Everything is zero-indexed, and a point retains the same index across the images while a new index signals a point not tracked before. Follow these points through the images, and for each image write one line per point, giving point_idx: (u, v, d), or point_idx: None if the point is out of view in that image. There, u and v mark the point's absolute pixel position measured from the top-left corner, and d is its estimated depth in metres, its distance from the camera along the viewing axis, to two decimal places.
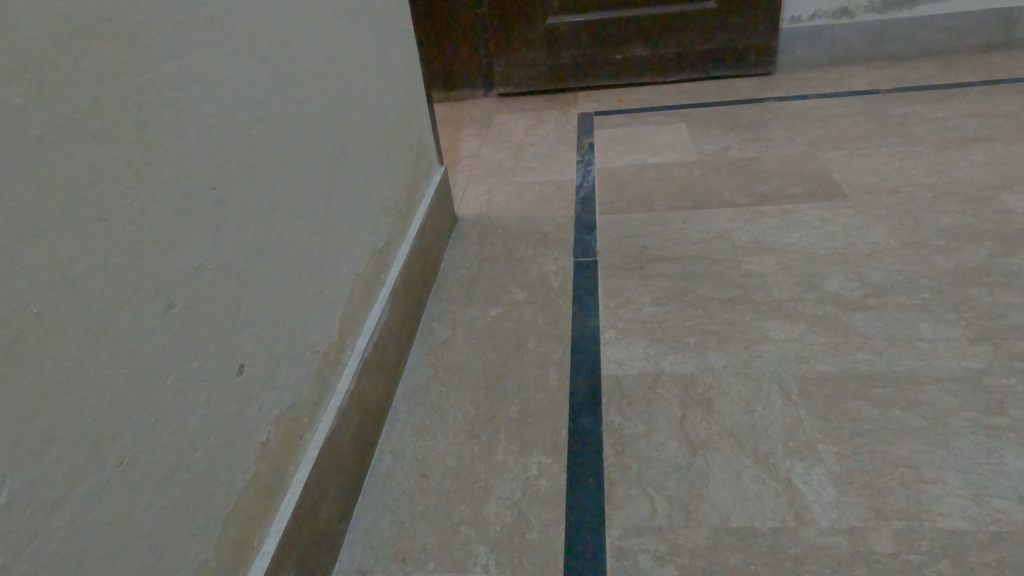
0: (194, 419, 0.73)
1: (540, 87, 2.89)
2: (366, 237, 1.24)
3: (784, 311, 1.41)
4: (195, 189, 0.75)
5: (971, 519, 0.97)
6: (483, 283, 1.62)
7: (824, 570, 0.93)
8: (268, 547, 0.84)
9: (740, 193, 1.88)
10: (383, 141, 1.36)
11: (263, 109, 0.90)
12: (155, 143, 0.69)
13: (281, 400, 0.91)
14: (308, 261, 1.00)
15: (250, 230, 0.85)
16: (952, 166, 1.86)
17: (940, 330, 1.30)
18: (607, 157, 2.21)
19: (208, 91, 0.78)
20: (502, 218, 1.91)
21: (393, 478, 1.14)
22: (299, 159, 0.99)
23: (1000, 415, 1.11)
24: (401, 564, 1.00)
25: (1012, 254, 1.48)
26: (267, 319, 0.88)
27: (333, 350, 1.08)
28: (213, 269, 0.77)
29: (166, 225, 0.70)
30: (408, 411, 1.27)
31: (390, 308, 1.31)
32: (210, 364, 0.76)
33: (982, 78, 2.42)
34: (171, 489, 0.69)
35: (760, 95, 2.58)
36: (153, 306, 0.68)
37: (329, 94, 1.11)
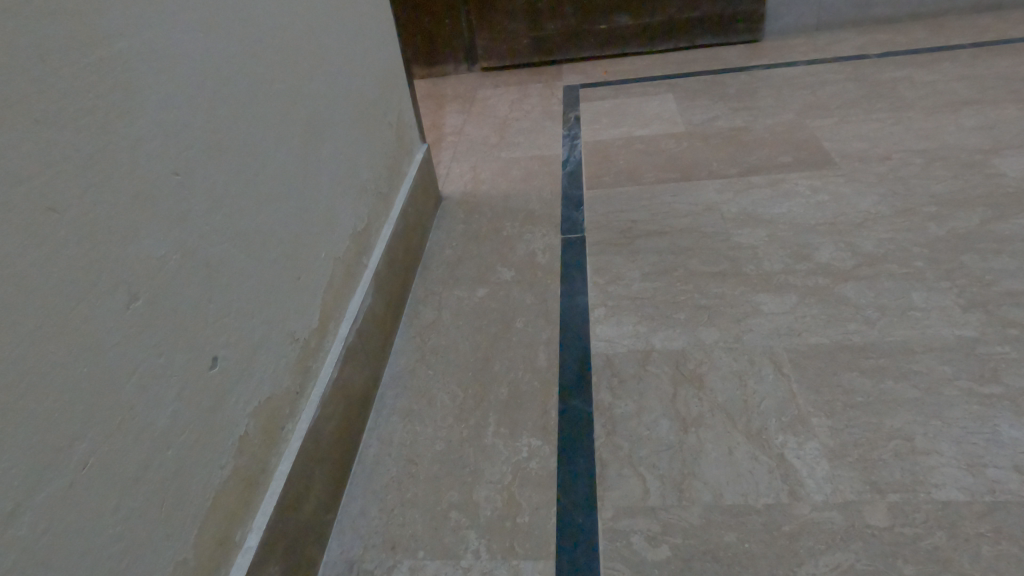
0: (166, 416, 0.70)
1: (524, 61, 2.83)
2: (345, 220, 1.21)
3: (775, 283, 1.38)
4: (156, 174, 0.71)
5: (965, 490, 0.96)
6: (469, 263, 1.59)
7: (819, 546, 0.92)
8: (251, 542, 0.82)
9: (729, 164, 1.85)
10: (360, 120, 1.32)
11: (227, 88, 0.85)
12: (109, 128, 0.65)
13: (260, 389, 0.88)
14: (283, 248, 0.97)
15: (219, 216, 0.82)
16: (943, 131, 1.84)
17: (932, 299, 1.29)
18: (594, 131, 2.16)
19: (165, 71, 0.74)
20: (487, 196, 1.87)
21: (381, 465, 1.12)
22: (270, 141, 0.95)
23: (995, 383, 1.10)
24: (391, 552, 0.98)
25: (1005, 219, 1.46)
26: (242, 308, 0.85)
27: (314, 337, 1.05)
28: (179, 259, 0.74)
29: (125, 214, 0.66)
30: (395, 396, 1.24)
31: (373, 293, 1.28)
32: (181, 358, 0.73)
33: (972, 41, 2.39)
34: (142, 490, 0.66)
35: (748, 62, 2.54)
36: (114, 299, 0.64)
37: (300, 73, 1.07)
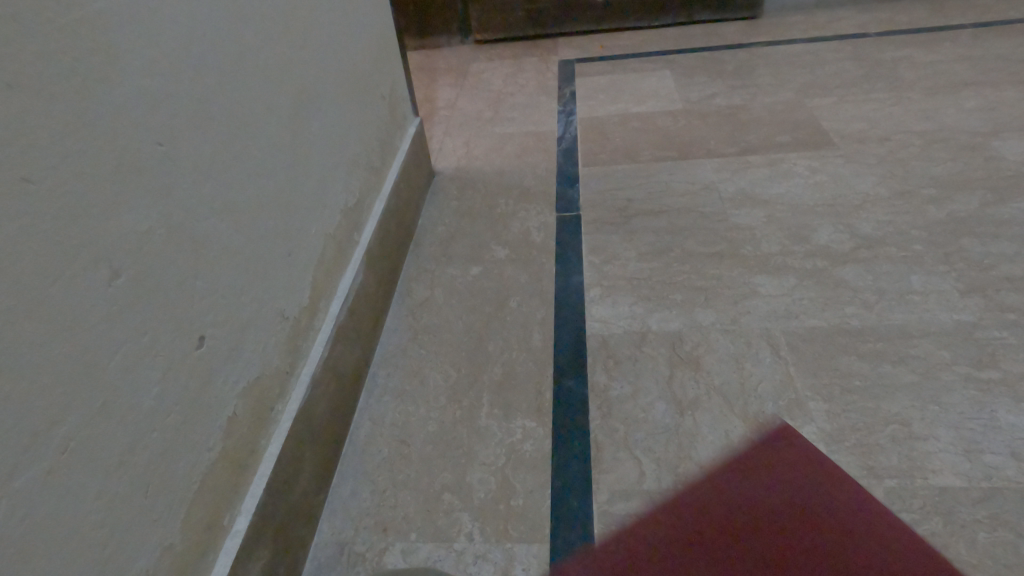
0: (150, 399, 0.68)
1: (518, 34, 2.77)
2: (335, 195, 1.17)
3: (773, 265, 1.37)
4: (139, 146, 0.67)
5: (963, 476, 0.95)
6: (462, 240, 1.56)
7: None
8: (239, 526, 0.80)
9: (727, 142, 1.82)
10: (352, 92, 1.28)
11: (213, 54, 0.81)
12: (87, 95, 0.61)
13: (248, 369, 0.86)
14: (273, 224, 0.94)
15: (206, 191, 0.78)
16: (943, 113, 1.82)
17: (931, 283, 1.27)
18: (589, 107, 2.12)
19: (147, 35, 0.70)
20: (481, 172, 1.83)
21: (373, 446, 1.10)
22: (258, 112, 0.92)
23: (992, 368, 1.09)
24: (383, 534, 0.97)
25: (1004, 203, 1.45)
26: (230, 286, 0.82)
27: (305, 316, 1.02)
28: (164, 235, 0.71)
29: (106, 186, 0.63)
30: (386, 376, 1.22)
31: (365, 270, 1.25)
32: (166, 338, 0.70)
33: (973, 20, 2.36)
34: (126, 475, 0.64)
35: (746, 39, 2.49)
36: (94, 276, 0.61)
37: (289, 40, 1.02)
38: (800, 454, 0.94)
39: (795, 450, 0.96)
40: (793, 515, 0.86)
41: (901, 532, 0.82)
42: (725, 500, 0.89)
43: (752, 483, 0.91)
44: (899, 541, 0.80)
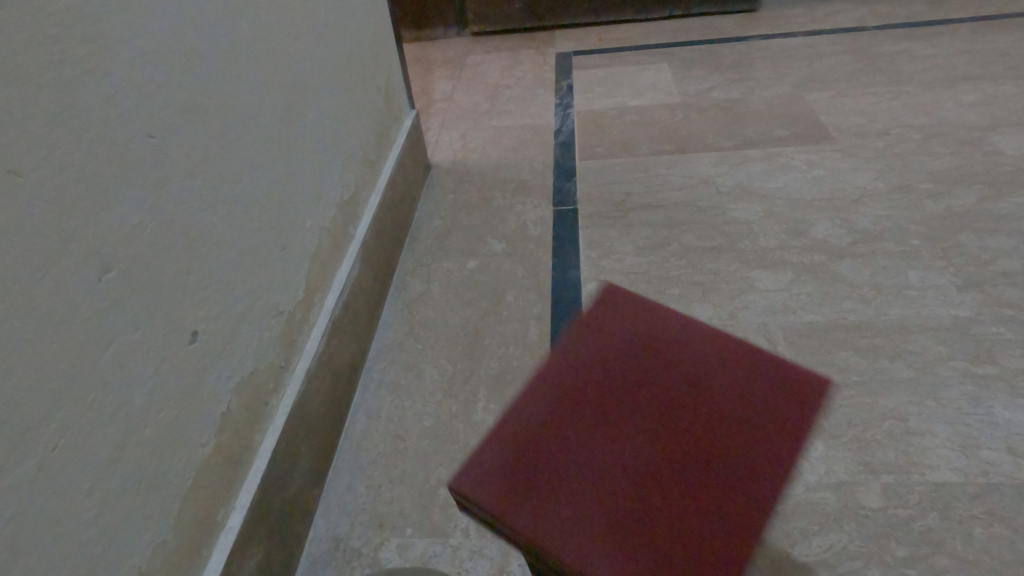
0: (143, 394, 0.67)
1: (515, 26, 2.75)
2: (330, 188, 1.16)
3: (770, 260, 1.36)
4: (130, 139, 0.66)
5: (959, 471, 0.95)
6: (459, 234, 1.55)
7: (812, 527, 0.91)
8: (233, 522, 0.80)
9: (725, 136, 1.81)
10: (347, 84, 1.27)
11: (206, 44, 0.80)
12: (76, 85, 0.60)
13: (242, 364, 0.85)
14: (268, 217, 0.93)
15: (198, 183, 0.77)
16: (941, 107, 1.81)
17: (929, 278, 1.27)
18: (586, 100, 2.11)
19: (139, 24, 0.69)
20: (478, 165, 1.82)
21: (368, 441, 1.09)
22: (252, 103, 0.91)
23: (989, 364, 1.09)
24: (379, 530, 0.97)
25: (1001, 198, 1.45)
26: (223, 280, 0.82)
27: (300, 310, 1.02)
28: (156, 228, 0.70)
29: (97, 179, 0.62)
30: (382, 370, 1.22)
31: (361, 264, 1.24)
32: (158, 333, 0.70)
33: (972, 14, 2.35)
34: (118, 471, 0.63)
35: (744, 32, 2.48)
36: (85, 271, 0.60)
37: (283, 31, 1.01)
38: (626, 311, 0.83)
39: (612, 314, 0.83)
40: (630, 358, 0.76)
41: (734, 343, 0.76)
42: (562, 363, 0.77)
43: (589, 344, 0.79)
44: (733, 349, 0.76)
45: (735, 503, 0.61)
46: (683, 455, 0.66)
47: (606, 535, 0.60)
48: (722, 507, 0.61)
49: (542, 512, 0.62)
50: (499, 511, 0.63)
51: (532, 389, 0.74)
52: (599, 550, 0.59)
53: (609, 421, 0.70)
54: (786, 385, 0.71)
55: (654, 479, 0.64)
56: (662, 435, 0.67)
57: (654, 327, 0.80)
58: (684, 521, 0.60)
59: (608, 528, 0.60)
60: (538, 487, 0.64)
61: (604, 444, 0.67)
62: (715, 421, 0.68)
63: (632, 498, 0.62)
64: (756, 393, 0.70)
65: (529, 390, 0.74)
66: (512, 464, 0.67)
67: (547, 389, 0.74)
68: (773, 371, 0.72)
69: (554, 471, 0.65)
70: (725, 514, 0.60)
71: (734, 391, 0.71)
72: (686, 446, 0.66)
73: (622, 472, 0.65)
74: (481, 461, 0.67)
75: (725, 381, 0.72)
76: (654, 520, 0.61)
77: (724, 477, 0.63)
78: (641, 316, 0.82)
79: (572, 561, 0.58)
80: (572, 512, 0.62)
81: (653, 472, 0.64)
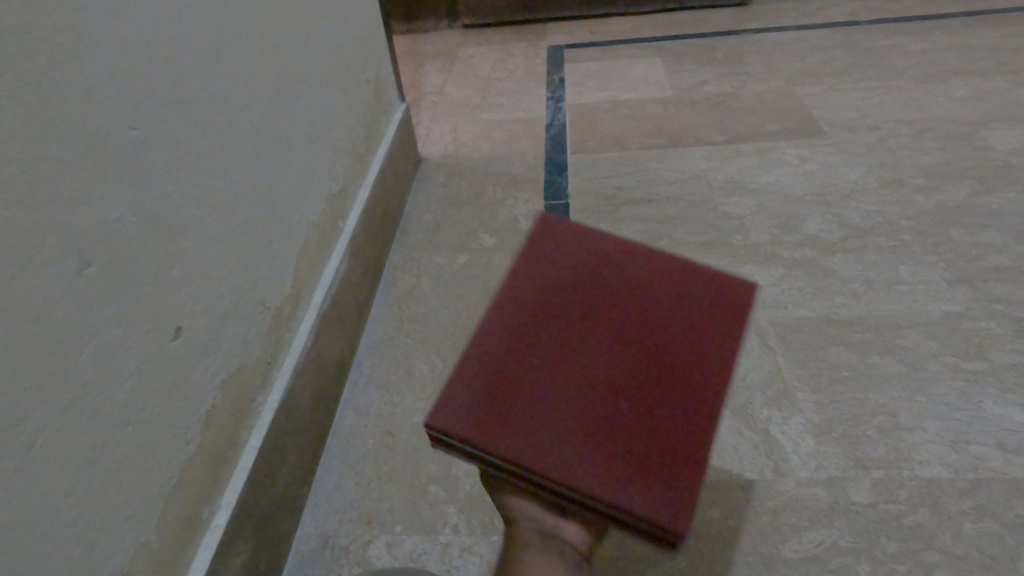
0: (124, 392, 0.66)
1: (507, 19, 2.73)
2: (318, 181, 1.15)
3: (762, 255, 1.36)
4: (109, 131, 0.65)
5: (949, 467, 0.95)
6: (449, 229, 1.54)
7: (802, 523, 0.91)
8: (219, 520, 0.79)
9: (717, 130, 1.80)
10: (335, 76, 1.25)
11: (189, 34, 0.78)
12: (52, 75, 0.58)
13: (228, 361, 0.84)
14: (253, 212, 0.92)
15: (181, 176, 0.76)
16: (932, 102, 1.81)
17: (919, 273, 1.27)
18: (578, 94, 2.10)
19: (119, 13, 0.67)
20: (468, 159, 1.81)
21: (357, 437, 1.08)
22: (237, 95, 0.89)
23: (979, 359, 1.09)
24: (367, 527, 0.96)
25: (991, 193, 1.45)
26: (207, 276, 0.80)
27: (287, 306, 1.00)
28: (137, 222, 0.68)
29: (75, 173, 0.60)
30: (371, 366, 1.21)
31: (349, 258, 1.23)
32: (140, 330, 0.68)
33: (964, 9, 2.35)
34: (98, 471, 0.62)
35: (736, 26, 2.47)
36: (63, 267, 0.59)
37: (270, 22, 0.99)
38: (567, 225, 0.79)
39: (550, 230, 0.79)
40: (582, 274, 0.74)
41: (680, 250, 0.77)
42: (513, 286, 0.74)
43: (539, 264, 0.75)
44: (680, 257, 0.76)
45: (707, 407, 0.64)
46: (651, 366, 0.66)
47: (590, 450, 0.61)
48: (695, 412, 0.63)
49: (525, 436, 0.62)
50: (479, 441, 0.62)
51: (489, 315, 0.72)
52: (587, 466, 0.60)
53: (572, 339, 0.68)
54: (734, 290, 0.73)
55: (626, 392, 0.65)
56: (628, 349, 0.68)
57: (600, 239, 0.78)
58: (662, 428, 0.62)
59: (592, 443, 0.62)
60: (512, 414, 0.64)
61: (568, 362, 0.67)
62: (672, 330, 0.69)
63: (609, 412, 0.63)
64: (709, 299, 0.72)
65: (486, 317, 0.71)
66: (485, 394, 0.65)
67: (503, 314, 0.71)
68: (719, 277, 0.74)
69: (530, 396, 0.65)
70: (699, 419, 0.63)
71: (687, 299, 0.72)
72: (653, 358, 0.67)
73: (589, 384, 0.65)
74: (454, 395, 0.66)
75: (678, 290, 0.73)
76: (634, 432, 0.62)
77: (693, 384, 0.65)
78: (585, 229, 0.79)
79: (564, 478, 0.60)
80: (557, 433, 0.63)
81: (625, 385, 0.65)
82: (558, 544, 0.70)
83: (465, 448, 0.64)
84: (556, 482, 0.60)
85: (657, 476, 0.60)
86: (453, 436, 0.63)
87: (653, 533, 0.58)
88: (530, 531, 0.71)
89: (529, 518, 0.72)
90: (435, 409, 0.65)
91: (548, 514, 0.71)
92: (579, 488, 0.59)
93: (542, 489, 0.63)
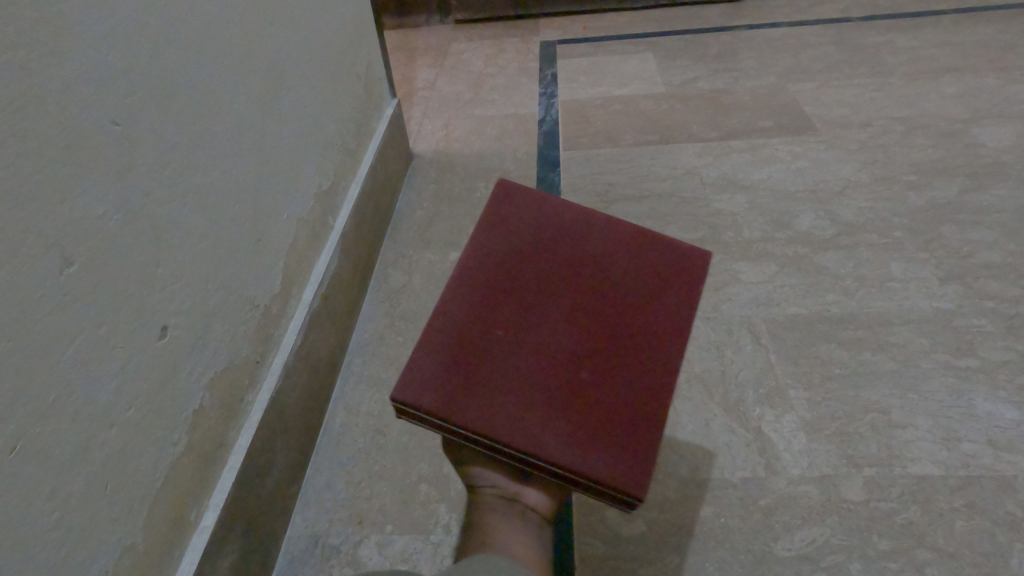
0: (108, 392, 0.64)
1: (499, 14, 2.71)
2: (308, 177, 1.13)
3: (754, 252, 1.36)
4: (92, 126, 0.63)
5: (940, 464, 0.95)
6: (441, 225, 1.53)
7: (794, 521, 0.91)
8: (207, 521, 0.78)
9: (709, 127, 1.80)
10: (325, 70, 1.24)
11: (174, 27, 0.77)
12: (32, 69, 0.57)
13: (216, 360, 0.83)
14: (242, 208, 0.90)
15: (167, 172, 0.75)
16: (924, 98, 1.81)
17: (911, 270, 1.27)
18: (570, 89, 2.09)
19: (102, 5, 0.65)
20: (460, 155, 1.80)
21: (348, 436, 1.07)
22: (224, 89, 0.88)
23: (970, 356, 1.10)
24: (358, 527, 0.95)
25: (982, 190, 1.45)
26: (194, 273, 0.79)
27: (276, 304, 0.99)
28: (122, 219, 0.67)
29: (57, 170, 0.59)
30: (362, 363, 1.20)
31: (340, 255, 1.22)
32: (126, 329, 0.67)
33: (955, 6, 2.35)
34: (82, 472, 0.61)
35: (729, 22, 2.47)
36: (44, 265, 0.58)
37: (257, 15, 0.98)
38: (524, 202, 0.83)
39: (508, 206, 0.82)
40: (540, 250, 0.78)
41: (629, 228, 0.82)
42: (474, 262, 0.78)
43: (498, 240, 0.79)
44: (628, 235, 0.81)
45: (649, 377, 0.71)
46: (602, 340, 0.72)
47: (548, 419, 0.67)
48: (639, 380, 0.70)
49: (487, 406, 0.68)
50: (445, 412, 0.68)
51: (451, 290, 0.76)
52: (545, 433, 0.67)
53: (530, 313, 0.74)
54: (676, 267, 0.79)
55: (579, 364, 0.71)
56: (581, 322, 0.73)
57: (556, 215, 0.82)
58: (611, 395, 0.69)
59: (548, 413, 0.68)
60: (476, 386, 0.69)
61: (527, 335, 0.72)
62: (623, 303, 0.75)
63: (563, 382, 0.69)
64: (653, 275, 0.78)
65: (449, 293, 0.75)
66: (450, 368, 0.70)
67: (465, 288, 0.75)
68: (664, 254, 0.80)
69: (491, 369, 0.70)
70: (644, 388, 0.70)
71: (635, 275, 0.78)
72: (603, 333, 0.73)
73: (546, 355, 0.71)
74: (421, 368, 0.70)
75: (627, 267, 0.78)
76: (586, 401, 0.69)
77: (638, 357, 0.72)
78: (542, 206, 0.83)
79: (523, 444, 0.66)
80: (516, 403, 0.68)
81: (578, 357, 0.71)
82: (519, 507, 0.79)
83: (432, 420, 0.69)
84: (516, 449, 0.66)
85: (605, 441, 0.67)
86: (421, 408, 0.68)
87: (601, 490, 0.66)
88: (491, 496, 0.80)
89: (490, 484, 0.80)
90: (404, 382, 0.69)
91: (510, 481, 0.80)
92: (537, 453, 0.66)
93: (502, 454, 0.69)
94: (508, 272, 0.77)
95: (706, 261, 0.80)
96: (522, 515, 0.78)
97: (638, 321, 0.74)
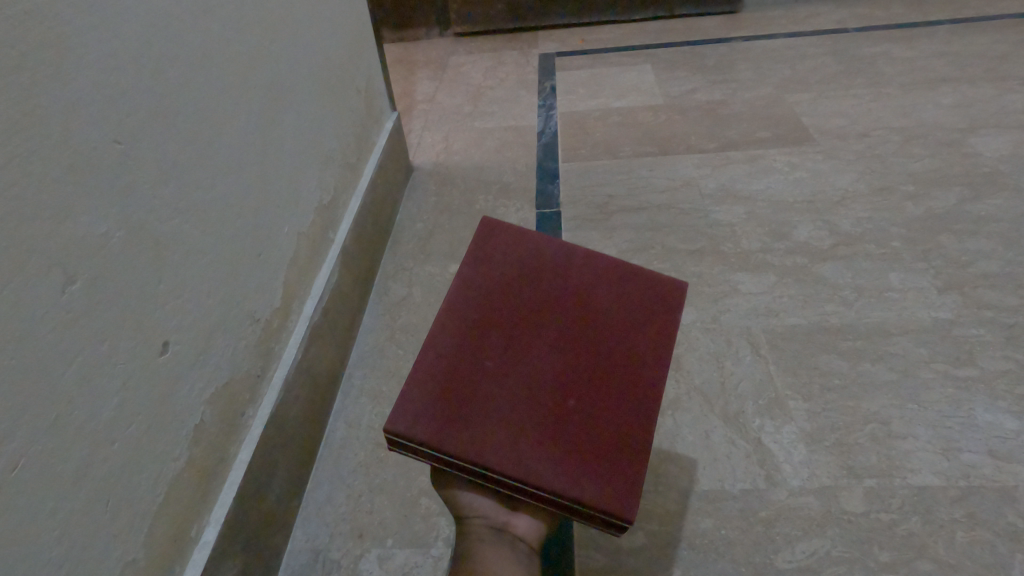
0: (109, 409, 0.65)
1: (498, 27, 2.73)
2: (308, 192, 1.14)
3: (753, 262, 1.36)
4: (95, 145, 0.64)
5: (941, 475, 0.95)
6: (441, 238, 1.53)
7: (795, 532, 0.91)
8: (207, 536, 0.78)
9: (707, 138, 1.81)
10: (325, 85, 1.25)
11: (175, 47, 0.78)
12: (35, 90, 0.58)
13: (217, 374, 0.83)
14: (242, 224, 0.91)
15: (168, 190, 0.76)
16: (920, 109, 1.82)
17: (909, 280, 1.28)
18: (569, 101, 2.10)
19: (104, 26, 0.66)
20: (460, 167, 1.81)
21: (348, 450, 1.07)
22: (225, 107, 0.89)
23: (969, 366, 1.10)
24: (359, 540, 0.95)
25: (980, 199, 1.46)
26: (196, 289, 0.80)
27: (276, 318, 1.00)
28: (124, 236, 0.68)
29: (59, 190, 0.60)
30: (363, 376, 1.20)
31: (340, 268, 1.22)
32: (127, 345, 0.68)
33: (950, 16, 2.37)
34: (83, 489, 0.61)
35: (726, 33, 2.49)
36: (47, 283, 0.58)
37: (258, 33, 0.99)
38: (508, 236, 0.84)
39: (493, 242, 0.83)
40: (525, 282, 0.80)
41: (610, 260, 0.83)
42: (461, 295, 0.79)
43: (484, 274, 0.80)
44: (610, 267, 0.82)
45: (634, 403, 0.71)
46: (587, 368, 0.73)
47: (536, 447, 0.68)
48: (625, 407, 0.71)
49: (477, 435, 0.68)
50: (436, 441, 0.68)
51: (439, 323, 0.76)
52: (534, 460, 0.67)
53: (518, 343, 0.74)
54: (657, 296, 0.80)
55: (565, 392, 0.71)
56: (567, 352, 0.74)
57: (540, 249, 0.83)
58: (597, 422, 0.69)
59: (536, 439, 0.68)
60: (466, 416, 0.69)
61: (513, 365, 0.73)
62: (607, 333, 0.76)
63: (551, 410, 0.70)
64: (636, 304, 0.79)
65: (437, 326, 0.76)
66: (440, 399, 0.71)
67: (453, 322, 0.76)
68: (645, 284, 0.81)
69: (480, 398, 0.70)
70: (629, 414, 0.70)
71: (618, 305, 0.79)
72: (588, 362, 0.74)
73: (533, 385, 0.71)
74: (409, 399, 0.71)
75: (610, 297, 0.79)
76: (573, 429, 0.69)
77: (623, 385, 0.72)
78: (526, 240, 0.84)
79: (512, 470, 0.66)
80: (505, 431, 0.68)
81: (564, 386, 0.72)
82: (509, 538, 0.79)
83: (424, 451, 0.69)
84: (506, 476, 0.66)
85: (594, 467, 0.67)
86: (412, 439, 0.68)
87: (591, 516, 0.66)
88: (482, 527, 0.79)
89: (482, 514, 0.80)
90: (396, 414, 0.70)
91: (501, 512, 0.80)
92: (525, 479, 0.66)
93: (492, 482, 0.69)
94: (494, 305, 0.78)
95: (686, 290, 0.82)
96: (512, 545, 0.78)
97: (621, 350, 0.75)
